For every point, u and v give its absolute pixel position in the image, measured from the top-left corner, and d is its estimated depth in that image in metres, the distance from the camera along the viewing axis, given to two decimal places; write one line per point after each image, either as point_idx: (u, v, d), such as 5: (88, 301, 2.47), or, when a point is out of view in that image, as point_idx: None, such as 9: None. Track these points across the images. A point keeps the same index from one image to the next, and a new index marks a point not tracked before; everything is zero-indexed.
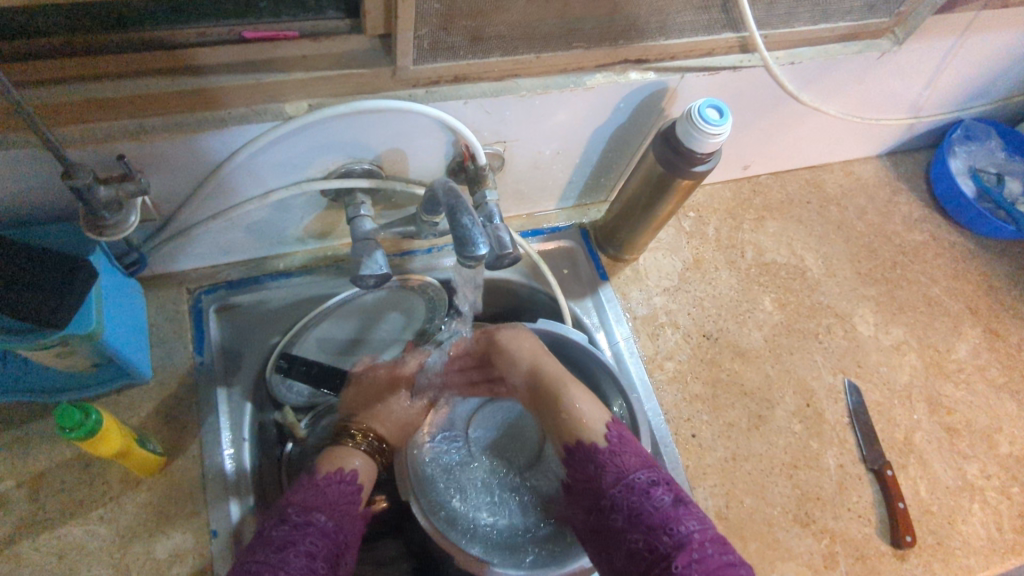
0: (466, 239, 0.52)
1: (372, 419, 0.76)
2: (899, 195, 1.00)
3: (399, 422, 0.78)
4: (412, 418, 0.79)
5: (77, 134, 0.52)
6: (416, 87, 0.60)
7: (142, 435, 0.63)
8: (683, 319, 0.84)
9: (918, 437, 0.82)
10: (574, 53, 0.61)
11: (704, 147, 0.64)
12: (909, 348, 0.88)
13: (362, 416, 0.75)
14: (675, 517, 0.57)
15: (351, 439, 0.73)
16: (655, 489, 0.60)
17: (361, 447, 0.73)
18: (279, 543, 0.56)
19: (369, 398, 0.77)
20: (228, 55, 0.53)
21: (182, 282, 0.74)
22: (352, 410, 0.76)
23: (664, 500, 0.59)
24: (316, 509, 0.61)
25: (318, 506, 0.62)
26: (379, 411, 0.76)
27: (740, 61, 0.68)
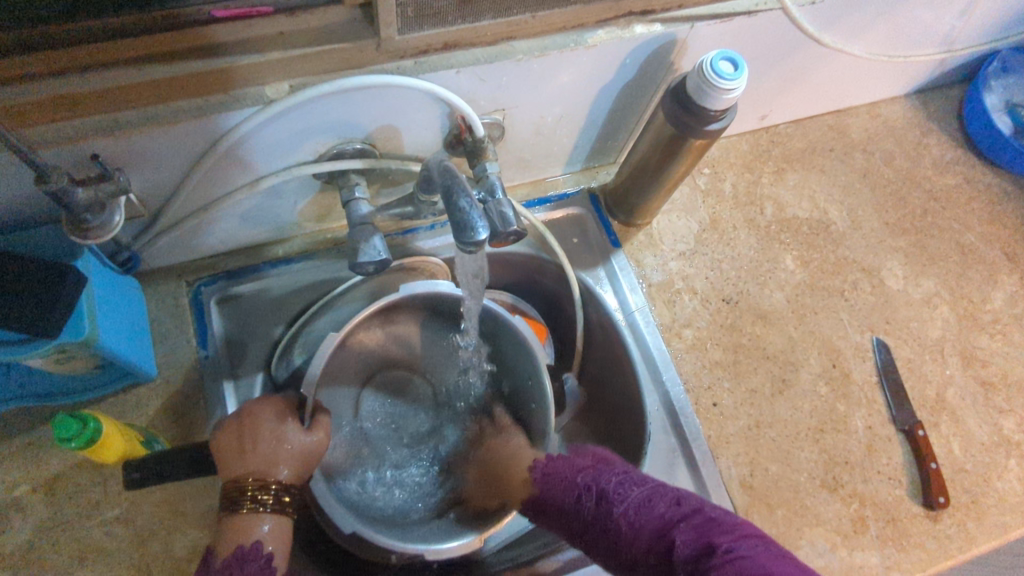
0: (465, 223, 0.49)
1: (268, 466, 0.57)
2: (929, 136, 0.94)
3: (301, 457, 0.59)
4: (314, 448, 0.60)
5: (47, 134, 0.49)
6: (404, 59, 0.55)
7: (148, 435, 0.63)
8: (701, 283, 0.81)
9: (951, 394, 0.79)
10: (572, 9, 0.57)
11: (716, 104, 0.60)
12: (941, 300, 0.84)
13: (251, 463, 0.56)
14: (616, 509, 0.55)
15: (245, 507, 0.54)
16: (595, 488, 0.57)
17: (265, 511, 0.55)
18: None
19: (254, 439, 0.57)
20: (201, 37, 0.49)
21: (180, 274, 0.72)
22: (234, 465, 0.56)
23: (605, 499, 0.56)
24: None
25: None
26: (270, 457, 0.57)
27: (755, 5, 0.62)
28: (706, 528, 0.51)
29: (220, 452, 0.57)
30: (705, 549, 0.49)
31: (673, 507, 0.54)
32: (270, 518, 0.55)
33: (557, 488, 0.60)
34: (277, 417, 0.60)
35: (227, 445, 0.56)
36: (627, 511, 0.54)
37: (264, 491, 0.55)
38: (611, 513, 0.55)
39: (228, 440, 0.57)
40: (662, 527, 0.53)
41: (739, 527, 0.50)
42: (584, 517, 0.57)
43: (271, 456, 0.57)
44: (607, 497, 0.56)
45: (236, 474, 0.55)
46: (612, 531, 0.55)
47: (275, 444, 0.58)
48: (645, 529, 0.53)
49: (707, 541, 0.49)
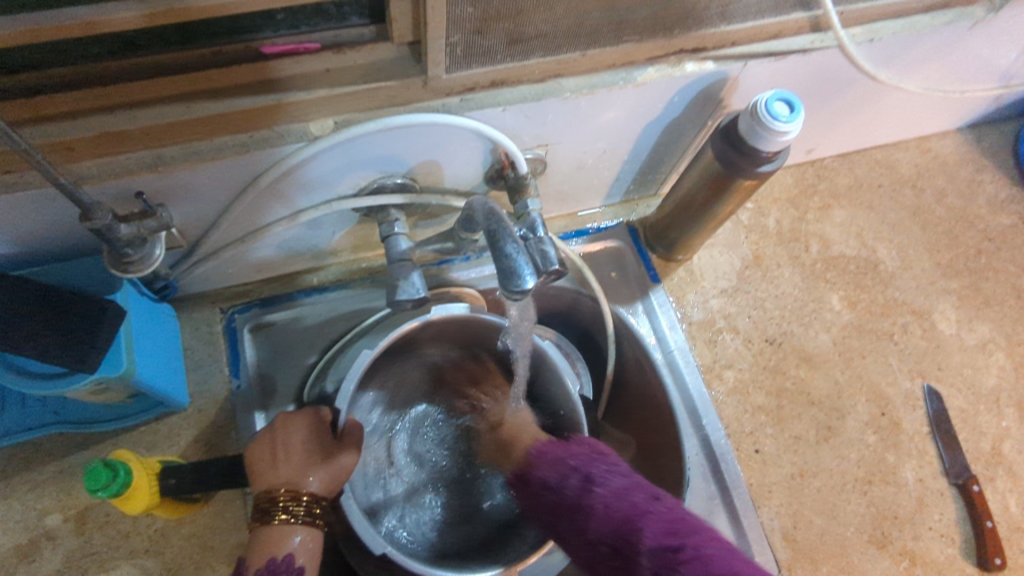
0: (511, 270, 0.47)
1: (298, 478, 0.55)
2: (983, 172, 0.90)
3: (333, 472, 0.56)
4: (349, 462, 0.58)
5: (93, 169, 0.49)
6: (450, 96, 0.54)
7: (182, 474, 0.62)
8: (743, 322, 0.78)
9: (1007, 447, 0.75)
10: (624, 47, 0.55)
11: (769, 145, 0.58)
12: (996, 346, 0.80)
13: (286, 475, 0.55)
14: (598, 491, 0.54)
15: (274, 519, 0.53)
16: (577, 467, 0.57)
17: (297, 523, 0.53)
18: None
19: (281, 453, 0.56)
20: (245, 75, 0.48)
21: (215, 302, 0.72)
22: (264, 476, 0.55)
23: (587, 482, 0.55)
24: None
25: None
26: (298, 468, 0.55)
27: (811, 43, 0.60)
28: (678, 521, 0.50)
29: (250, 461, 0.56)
30: (669, 543, 0.48)
31: (649, 500, 0.52)
32: (303, 531, 0.53)
33: (546, 471, 0.59)
34: (303, 428, 0.58)
35: (256, 456, 0.56)
36: (606, 497, 0.53)
37: (292, 502, 0.54)
38: (588, 490, 0.55)
39: (259, 454, 0.56)
40: (630, 513, 0.51)
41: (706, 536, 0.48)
42: (564, 494, 0.56)
43: (299, 466, 0.55)
44: (586, 473, 0.56)
45: (269, 484, 0.54)
46: (586, 507, 0.54)
47: (304, 456, 0.56)
48: (615, 511, 0.52)
49: (675, 537, 0.48)
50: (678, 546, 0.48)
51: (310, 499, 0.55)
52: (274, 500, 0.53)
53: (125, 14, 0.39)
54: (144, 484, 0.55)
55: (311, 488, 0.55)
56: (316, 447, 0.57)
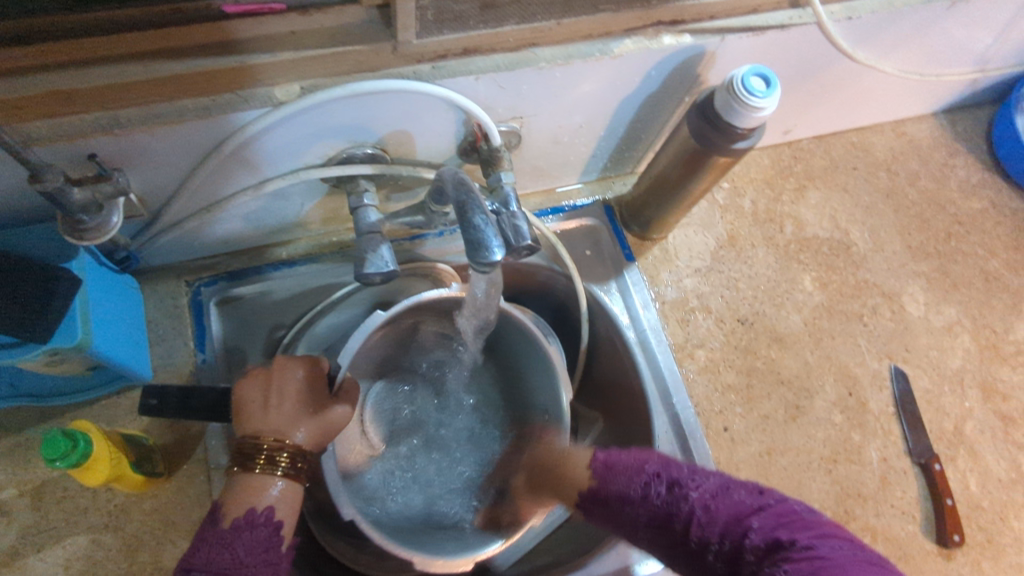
0: (479, 242, 0.46)
1: (288, 427, 0.54)
2: (956, 157, 0.91)
3: (323, 426, 0.56)
4: (338, 418, 0.57)
5: (44, 130, 0.47)
6: (421, 63, 0.53)
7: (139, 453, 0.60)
8: (716, 302, 0.78)
9: (969, 427, 0.77)
10: (601, 17, 0.54)
11: (746, 121, 0.57)
12: (962, 329, 0.81)
13: (275, 422, 0.54)
14: (691, 492, 0.52)
15: (257, 467, 0.52)
16: (668, 482, 0.54)
17: (279, 474, 0.53)
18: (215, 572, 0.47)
19: (275, 400, 0.55)
20: (206, 35, 0.46)
21: (179, 274, 0.70)
22: (254, 421, 0.54)
23: (676, 487, 0.53)
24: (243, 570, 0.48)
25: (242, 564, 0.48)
26: (287, 419, 0.54)
27: (789, 19, 0.60)
28: (789, 519, 0.47)
29: (241, 404, 0.55)
30: (780, 536, 0.46)
31: (753, 497, 0.50)
32: (283, 483, 0.53)
33: (620, 479, 0.57)
34: (300, 377, 0.57)
35: (249, 400, 0.54)
36: (699, 492, 0.52)
37: (277, 454, 0.53)
38: (681, 505, 0.52)
39: (251, 395, 0.55)
40: (734, 517, 0.49)
41: (824, 531, 0.46)
42: (652, 503, 0.54)
43: (291, 418, 0.54)
44: (682, 492, 0.53)
45: (256, 429, 0.53)
46: (682, 518, 0.52)
47: (298, 407, 0.55)
48: (720, 515, 0.49)
49: (785, 529, 0.46)
50: (787, 538, 0.45)
51: (295, 453, 0.54)
52: (259, 447, 0.53)
53: None
54: (101, 469, 0.53)
55: (299, 438, 0.54)
56: (311, 401, 0.56)
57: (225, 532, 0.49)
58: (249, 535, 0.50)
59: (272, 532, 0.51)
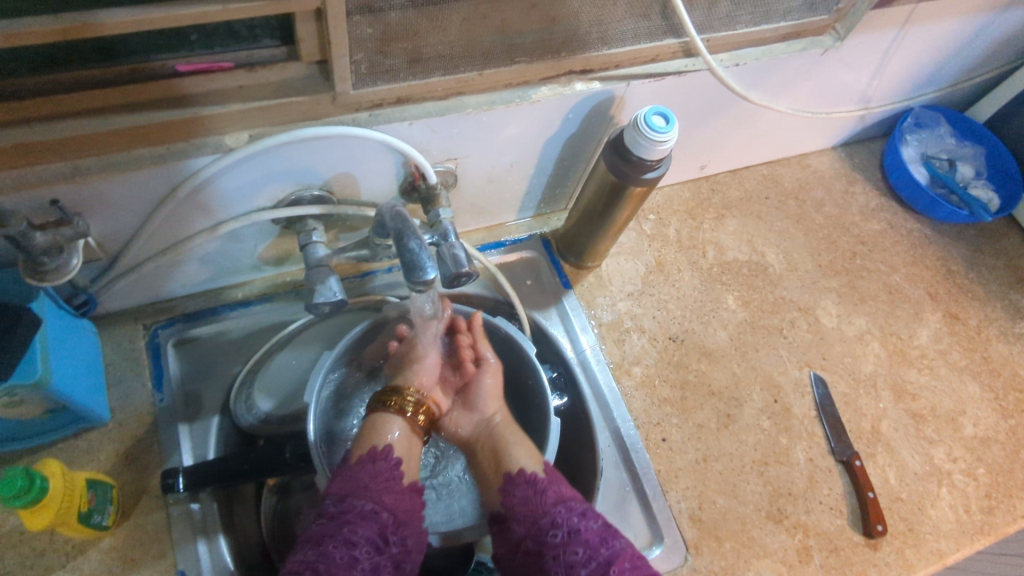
0: (415, 264, 0.52)
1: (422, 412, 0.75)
2: (856, 185, 1.02)
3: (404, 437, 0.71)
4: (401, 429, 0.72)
5: (8, 179, 0.51)
6: (359, 111, 0.59)
7: (98, 502, 0.59)
8: (649, 322, 0.85)
9: (885, 426, 0.84)
10: (517, 68, 0.61)
11: (652, 154, 0.65)
12: (871, 336, 0.89)
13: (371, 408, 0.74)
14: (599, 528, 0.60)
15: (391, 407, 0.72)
16: (564, 526, 0.60)
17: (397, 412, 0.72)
18: (318, 538, 0.58)
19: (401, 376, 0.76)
20: (159, 91, 0.51)
21: (137, 319, 0.73)
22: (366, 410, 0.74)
23: (565, 519, 0.61)
24: (351, 497, 0.62)
25: (353, 494, 0.63)
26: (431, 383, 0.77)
27: (684, 66, 0.69)
28: None
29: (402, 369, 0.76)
30: None
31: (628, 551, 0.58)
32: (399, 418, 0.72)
33: (532, 496, 0.64)
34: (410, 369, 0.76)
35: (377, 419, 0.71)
36: (580, 530, 0.59)
37: (409, 402, 0.73)
38: (572, 554, 0.57)
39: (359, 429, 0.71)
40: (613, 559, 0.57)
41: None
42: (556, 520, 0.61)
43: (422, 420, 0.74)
44: (579, 537, 0.58)
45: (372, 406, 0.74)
46: (565, 565, 0.57)
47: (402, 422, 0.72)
48: (601, 556, 0.57)
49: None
50: None
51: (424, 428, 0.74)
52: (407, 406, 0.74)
53: (39, 28, 0.42)
54: (52, 512, 0.52)
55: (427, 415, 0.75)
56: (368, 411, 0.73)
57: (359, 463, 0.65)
58: (371, 465, 0.65)
59: (391, 464, 0.67)
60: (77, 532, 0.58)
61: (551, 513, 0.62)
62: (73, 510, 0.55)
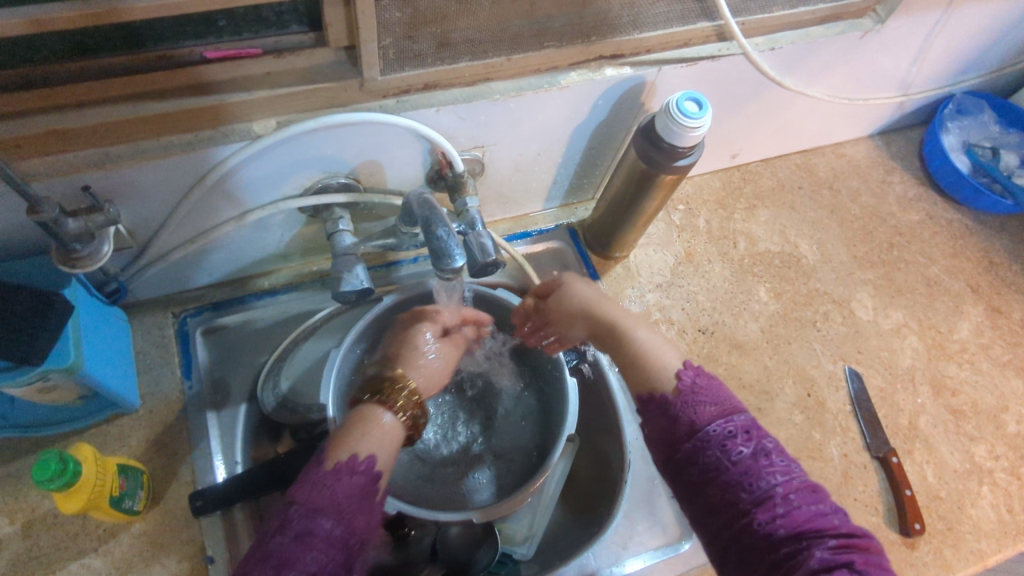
0: (442, 251, 0.51)
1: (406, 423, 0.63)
2: (892, 174, 0.99)
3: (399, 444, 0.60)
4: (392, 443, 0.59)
5: (41, 166, 0.51)
6: (386, 98, 0.58)
7: (129, 488, 0.59)
8: (678, 314, 0.83)
9: (923, 422, 0.81)
10: (546, 53, 0.60)
11: (684, 141, 0.63)
12: (909, 330, 0.87)
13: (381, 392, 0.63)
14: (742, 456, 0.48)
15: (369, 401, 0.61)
16: (700, 463, 0.49)
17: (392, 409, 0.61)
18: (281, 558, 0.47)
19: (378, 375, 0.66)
20: (188, 78, 0.51)
21: (167, 307, 0.73)
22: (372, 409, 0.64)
23: (720, 455, 0.49)
24: (321, 512, 0.50)
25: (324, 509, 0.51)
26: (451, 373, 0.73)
27: (719, 50, 0.67)
28: (809, 529, 0.45)
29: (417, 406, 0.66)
30: (805, 535, 0.45)
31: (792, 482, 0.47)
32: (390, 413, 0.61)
33: (664, 422, 0.53)
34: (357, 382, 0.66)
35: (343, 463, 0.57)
36: (720, 470, 0.48)
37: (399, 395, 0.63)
38: (712, 497, 0.48)
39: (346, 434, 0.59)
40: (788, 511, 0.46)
41: (860, 540, 0.45)
42: (682, 454, 0.50)
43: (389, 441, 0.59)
44: (719, 478, 0.48)
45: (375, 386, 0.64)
46: (706, 509, 0.49)
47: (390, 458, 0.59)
48: (745, 503, 0.47)
49: (808, 527, 0.45)
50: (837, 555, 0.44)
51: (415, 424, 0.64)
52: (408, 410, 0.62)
53: (69, 14, 0.41)
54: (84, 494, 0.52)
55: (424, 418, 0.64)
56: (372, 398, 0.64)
57: (328, 470, 0.53)
58: (347, 479, 0.53)
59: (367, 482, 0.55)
60: (109, 516, 0.59)
61: (683, 451, 0.50)
62: (105, 495, 0.55)
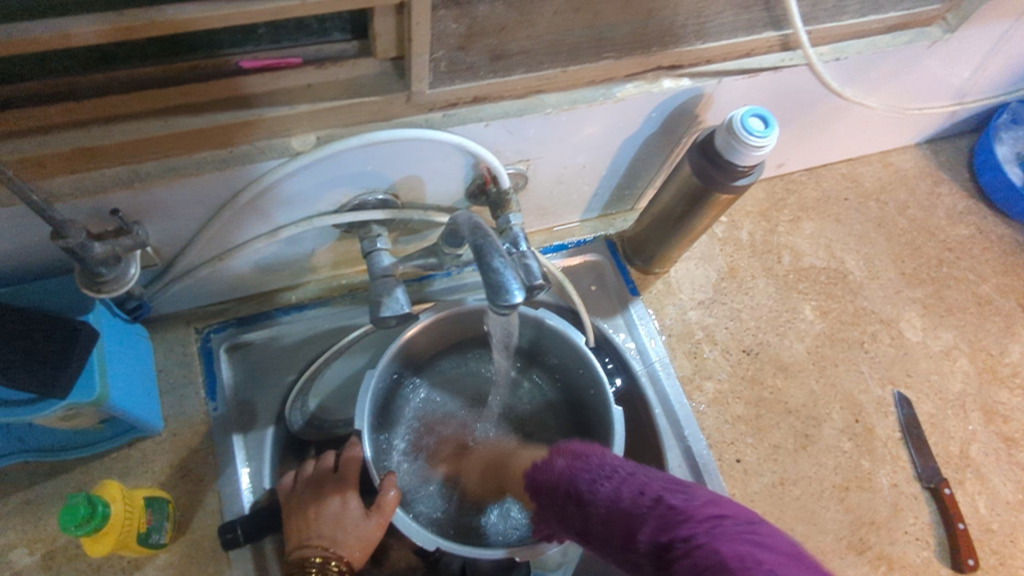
0: (499, 285, 0.47)
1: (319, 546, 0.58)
2: (941, 185, 0.95)
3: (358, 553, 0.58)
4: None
5: (66, 185, 0.48)
6: (433, 111, 0.54)
7: (159, 521, 0.57)
8: (721, 333, 0.80)
9: (974, 450, 0.78)
10: (604, 64, 0.56)
11: (746, 160, 0.59)
12: (960, 352, 0.83)
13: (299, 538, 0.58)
14: (597, 502, 0.54)
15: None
16: (589, 516, 0.54)
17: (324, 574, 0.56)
18: None
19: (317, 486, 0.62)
20: (223, 91, 0.47)
21: (189, 322, 0.70)
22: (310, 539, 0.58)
23: (582, 500, 0.56)
24: None
25: None
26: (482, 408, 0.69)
27: (782, 61, 0.62)
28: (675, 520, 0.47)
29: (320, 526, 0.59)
30: (660, 538, 0.47)
31: (640, 495, 0.51)
32: None
33: (559, 494, 0.59)
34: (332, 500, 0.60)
35: None
36: (600, 514, 0.53)
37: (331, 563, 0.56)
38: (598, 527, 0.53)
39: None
40: (629, 516, 0.51)
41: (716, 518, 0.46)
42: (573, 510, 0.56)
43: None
44: (599, 518, 0.53)
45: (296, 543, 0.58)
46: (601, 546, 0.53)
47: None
48: (618, 531, 0.51)
49: (664, 529, 0.47)
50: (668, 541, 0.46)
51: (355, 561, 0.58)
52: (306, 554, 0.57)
53: (98, 27, 0.37)
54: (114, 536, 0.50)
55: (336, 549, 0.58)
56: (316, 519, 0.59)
57: None
58: None
59: None
60: (135, 551, 0.56)
61: (575, 511, 0.56)
62: (134, 534, 0.53)
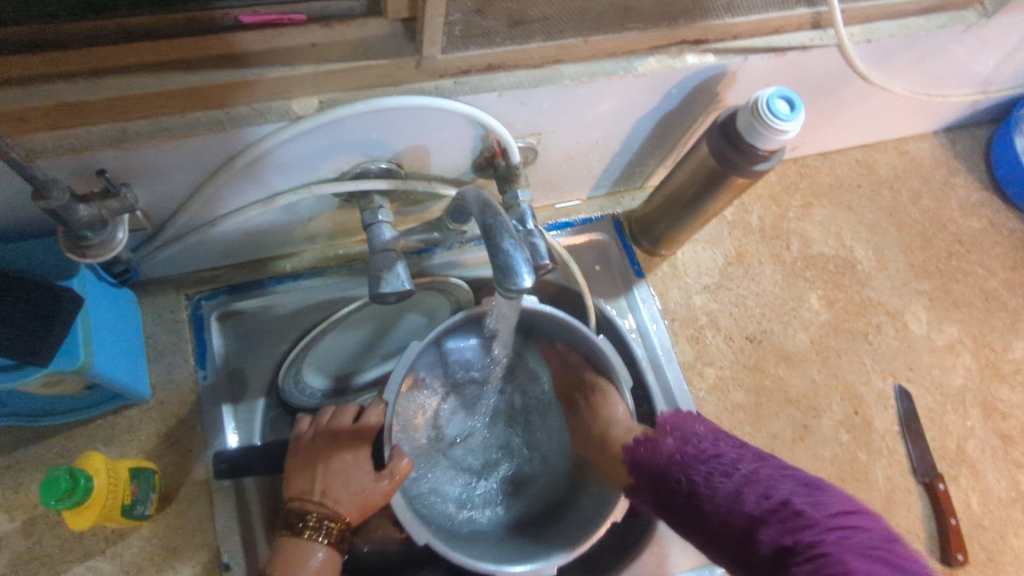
0: (508, 267, 0.45)
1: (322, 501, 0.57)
2: (956, 175, 0.92)
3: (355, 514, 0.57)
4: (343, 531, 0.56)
5: (48, 142, 0.44)
6: (444, 78, 0.51)
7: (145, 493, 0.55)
8: (725, 320, 0.78)
9: (971, 446, 0.77)
10: (627, 36, 0.53)
11: (767, 143, 0.56)
12: (962, 347, 0.82)
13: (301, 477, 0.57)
14: (711, 495, 0.55)
15: (305, 533, 0.54)
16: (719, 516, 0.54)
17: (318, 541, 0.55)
18: None
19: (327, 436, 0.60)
20: (222, 46, 0.44)
21: (179, 287, 0.67)
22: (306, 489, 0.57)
23: (696, 489, 0.57)
24: None
25: None
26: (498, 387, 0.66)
27: (811, 40, 0.59)
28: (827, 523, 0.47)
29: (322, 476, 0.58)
30: (785, 541, 0.47)
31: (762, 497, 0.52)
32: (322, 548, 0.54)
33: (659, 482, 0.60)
34: (342, 453, 0.59)
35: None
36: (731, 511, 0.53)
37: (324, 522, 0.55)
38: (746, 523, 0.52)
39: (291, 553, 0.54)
40: (751, 517, 0.51)
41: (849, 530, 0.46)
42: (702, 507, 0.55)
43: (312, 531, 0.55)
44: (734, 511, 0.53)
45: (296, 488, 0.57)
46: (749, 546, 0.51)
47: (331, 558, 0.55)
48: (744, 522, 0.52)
49: (790, 533, 0.47)
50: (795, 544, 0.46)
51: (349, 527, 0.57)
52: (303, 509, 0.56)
53: None
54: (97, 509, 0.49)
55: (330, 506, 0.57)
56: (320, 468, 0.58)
57: None
58: None
59: None
60: (119, 522, 0.54)
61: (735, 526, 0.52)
62: (118, 506, 0.52)
